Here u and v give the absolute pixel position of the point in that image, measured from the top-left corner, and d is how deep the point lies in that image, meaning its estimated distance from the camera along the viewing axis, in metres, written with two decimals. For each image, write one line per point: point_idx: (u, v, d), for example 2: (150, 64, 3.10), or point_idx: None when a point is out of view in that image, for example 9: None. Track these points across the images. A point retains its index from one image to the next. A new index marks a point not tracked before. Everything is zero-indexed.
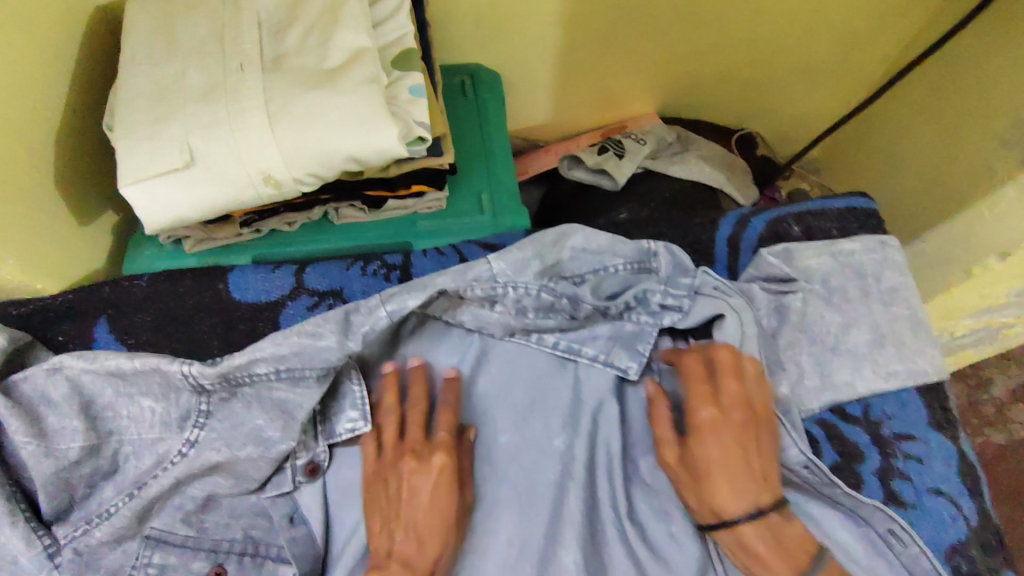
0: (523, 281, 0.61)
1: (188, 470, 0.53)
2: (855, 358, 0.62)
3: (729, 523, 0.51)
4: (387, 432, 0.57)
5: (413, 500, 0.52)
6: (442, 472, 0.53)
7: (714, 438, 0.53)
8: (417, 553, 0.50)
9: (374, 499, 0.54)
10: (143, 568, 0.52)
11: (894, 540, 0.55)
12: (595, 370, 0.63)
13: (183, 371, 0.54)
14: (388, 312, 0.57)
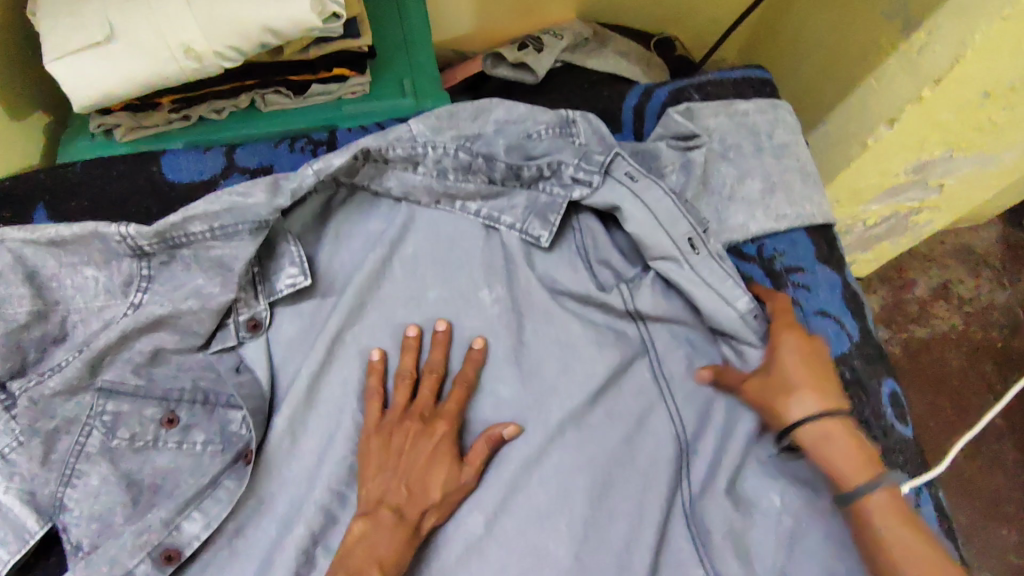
0: (442, 140, 0.64)
1: (134, 324, 0.56)
2: (748, 203, 0.69)
3: (812, 420, 0.56)
4: (399, 396, 0.60)
5: (417, 464, 0.57)
6: (443, 443, 0.58)
7: (792, 349, 0.60)
8: (408, 504, 0.55)
9: (373, 456, 0.57)
10: (99, 415, 0.56)
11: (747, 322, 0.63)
12: (514, 236, 0.66)
13: (121, 233, 0.56)
14: (315, 171, 0.59)
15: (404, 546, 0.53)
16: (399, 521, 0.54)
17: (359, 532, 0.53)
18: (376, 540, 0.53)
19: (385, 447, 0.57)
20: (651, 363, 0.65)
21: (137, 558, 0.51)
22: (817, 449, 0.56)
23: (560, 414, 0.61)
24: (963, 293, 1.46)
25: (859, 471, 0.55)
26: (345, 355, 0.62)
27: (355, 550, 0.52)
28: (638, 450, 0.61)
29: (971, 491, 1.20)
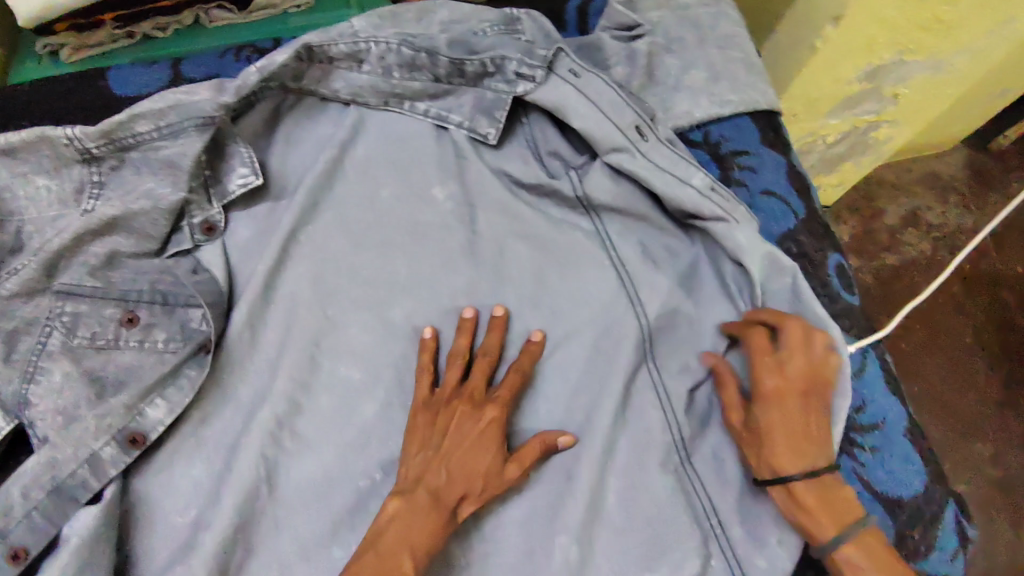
0: (384, 36, 0.64)
1: (86, 225, 0.57)
2: (693, 92, 0.70)
3: (785, 481, 0.55)
4: (450, 376, 0.58)
5: (455, 452, 0.54)
6: (492, 427, 0.56)
7: (776, 408, 0.55)
8: (445, 487, 0.53)
9: (416, 441, 0.56)
10: (58, 317, 0.56)
11: (718, 194, 0.63)
12: (462, 135, 0.67)
13: (68, 135, 0.57)
14: (258, 69, 0.60)
15: (437, 531, 0.51)
16: (434, 504, 0.52)
17: (391, 511, 0.52)
18: (410, 522, 0.51)
19: (427, 429, 0.56)
20: (603, 250, 0.65)
21: (102, 441, 0.52)
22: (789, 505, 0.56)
23: (514, 298, 0.63)
24: (932, 219, 1.48)
25: (829, 526, 0.54)
26: (301, 252, 0.63)
27: (388, 528, 0.51)
28: (596, 329, 0.63)
29: (943, 410, 1.28)
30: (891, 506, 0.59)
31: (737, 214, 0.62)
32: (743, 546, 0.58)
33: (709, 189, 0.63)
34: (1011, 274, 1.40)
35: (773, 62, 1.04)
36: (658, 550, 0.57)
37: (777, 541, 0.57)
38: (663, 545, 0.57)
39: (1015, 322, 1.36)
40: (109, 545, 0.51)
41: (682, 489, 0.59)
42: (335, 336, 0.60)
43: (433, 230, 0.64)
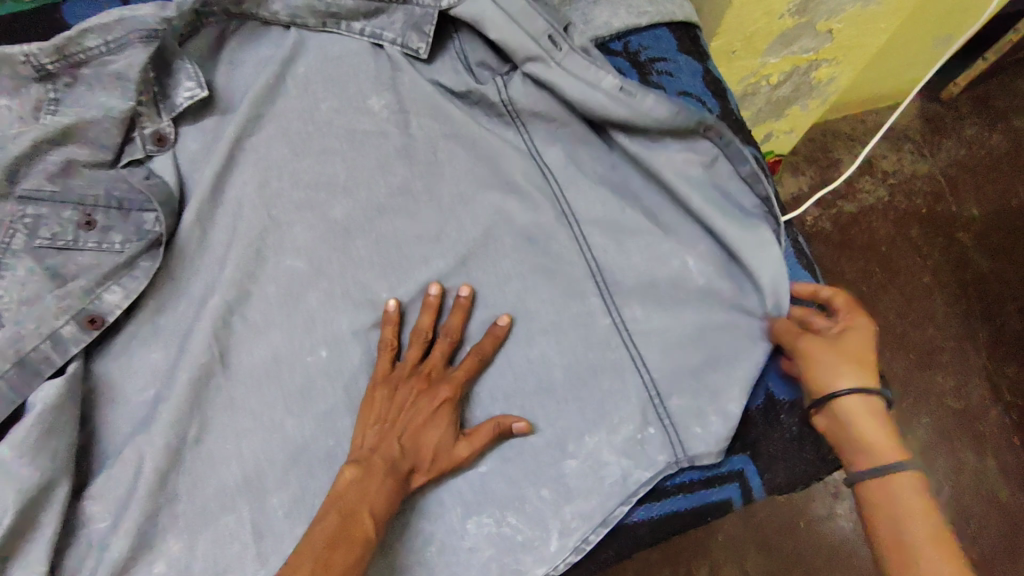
0: None
1: (41, 136, 0.61)
2: (612, 6, 0.76)
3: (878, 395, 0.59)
4: (408, 355, 0.61)
5: (404, 424, 0.58)
6: (446, 405, 0.59)
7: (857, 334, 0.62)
8: (400, 457, 0.56)
9: (370, 413, 0.59)
10: (20, 220, 0.61)
11: (619, 102, 0.65)
12: (396, 52, 0.72)
13: (24, 52, 0.61)
14: None
15: (389, 500, 0.54)
16: (390, 472, 0.55)
17: (348, 477, 0.55)
18: (366, 487, 0.54)
19: (382, 404, 0.59)
20: (530, 158, 0.69)
21: (63, 320, 0.57)
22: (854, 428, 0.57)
23: (449, 194, 0.67)
24: (886, 167, 1.45)
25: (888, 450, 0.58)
26: (246, 158, 0.67)
27: (346, 492, 0.54)
28: (529, 219, 0.66)
29: (902, 344, 1.31)
30: None
31: (637, 115, 0.65)
32: (680, 413, 0.60)
33: (611, 97, 0.65)
34: (967, 214, 1.42)
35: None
36: (595, 417, 0.61)
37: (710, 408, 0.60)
38: (599, 412, 0.61)
39: (972, 260, 1.38)
40: (72, 414, 0.56)
41: (618, 362, 0.62)
42: (282, 234, 0.65)
43: (370, 139, 0.69)
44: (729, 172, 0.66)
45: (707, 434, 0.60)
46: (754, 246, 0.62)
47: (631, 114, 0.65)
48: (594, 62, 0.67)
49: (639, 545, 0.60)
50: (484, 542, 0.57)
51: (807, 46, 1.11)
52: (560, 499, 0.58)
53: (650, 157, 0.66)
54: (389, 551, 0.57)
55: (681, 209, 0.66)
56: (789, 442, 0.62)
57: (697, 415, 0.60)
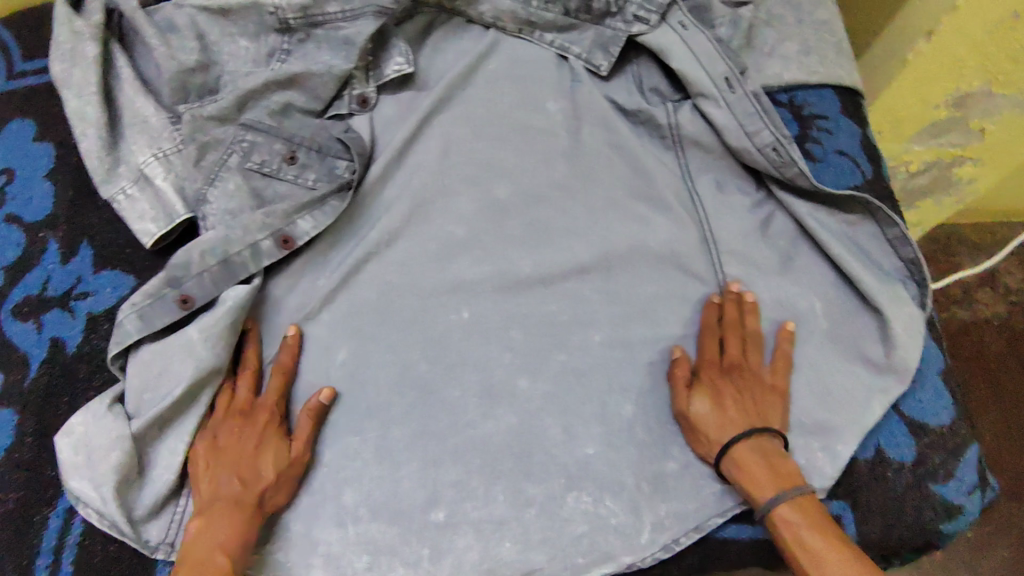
0: None
1: (270, 79, 0.71)
2: (786, 60, 0.80)
3: (732, 449, 0.59)
4: (731, 354, 0.64)
5: (747, 412, 0.61)
6: (267, 425, 0.60)
7: (714, 394, 0.62)
8: (244, 489, 0.57)
9: (747, 396, 0.62)
10: (239, 143, 0.70)
11: (774, 155, 0.69)
12: (579, 66, 0.78)
13: (274, 6, 0.72)
14: None
15: (242, 532, 0.56)
16: (236, 506, 0.56)
17: (195, 527, 0.56)
18: (215, 529, 0.55)
19: (761, 397, 0.62)
20: (682, 181, 0.73)
21: (265, 234, 0.66)
22: (734, 467, 0.59)
23: (603, 197, 0.72)
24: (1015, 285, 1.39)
25: (769, 488, 0.58)
26: (432, 132, 0.76)
27: (195, 544, 0.55)
28: (676, 237, 0.70)
29: (1003, 472, 1.23)
30: (914, 429, 0.64)
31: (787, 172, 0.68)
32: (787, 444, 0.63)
33: (767, 148, 0.69)
34: None
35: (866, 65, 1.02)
36: None
37: (817, 445, 0.62)
38: None
39: None
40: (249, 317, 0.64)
41: None
42: (448, 203, 0.72)
43: (540, 136, 0.75)
44: (873, 232, 0.68)
45: (810, 469, 0.62)
46: (889, 299, 0.65)
47: (790, 168, 0.68)
48: (764, 107, 0.70)
49: (723, 560, 0.62)
50: (580, 518, 0.60)
51: (954, 142, 1.03)
52: (659, 494, 0.61)
53: (800, 207, 0.69)
54: (492, 501, 0.60)
55: (817, 257, 0.69)
56: (887, 499, 0.62)
57: (803, 448, 0.62)
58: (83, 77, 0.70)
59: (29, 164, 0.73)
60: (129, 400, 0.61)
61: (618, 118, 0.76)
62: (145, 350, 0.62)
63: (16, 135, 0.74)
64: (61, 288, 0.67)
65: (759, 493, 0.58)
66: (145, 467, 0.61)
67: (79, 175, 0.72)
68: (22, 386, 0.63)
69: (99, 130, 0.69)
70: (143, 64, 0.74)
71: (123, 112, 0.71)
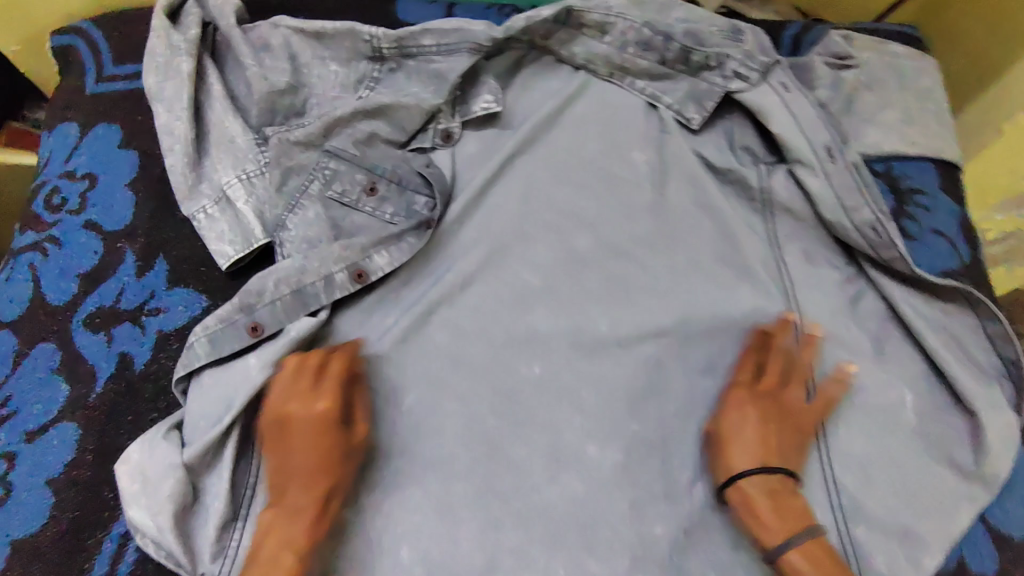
0: (630, 15, 0.74)
1: (359, 108, 0.71)
2: (886, 128, 0.76)
3: (738, 480, 0.58)
4: (767, 382, 0.63)
5: (765, 443, 0.60)
6: (326, 414, 0.58)
7: (740, 421, 0.61)
8: (308, 488, 0.56)
9: (773, 430, 0.60)
10: (322, 170, 0.69)
11: (875, 235, 0.65)
12: (668, 116, 0.75)
13: (370, 33, 0.72)
14: (527, 16, 0.72)
15: (313, 528, 0.55)
16: (303, 505, 0.55)
17: (265, 523, 0.55)
18: (284, 528, 0.54)
19: (787, 432, 0.61)
20: (770, 248, 0.70)
21: (340, 267, 0.64)
22: (744, 504, 0.58)
23: (685, 257, 0.69)
24: None
25: (778, 531, 0.56)
26: (514, 174, 0.74)
27: (266, 541, 0.54)
28: (761, 310, 0.67)
29: None
30: (999, 542, 0.61)
31: (886, 253, 0.65)
32: (865, 545, 0.59)
33: (866, 226, 0.66)
34: None
35: (973, 120, 0.94)
36: None
37: (899, 549, 0.59)
38: None
39: None
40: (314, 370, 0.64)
41: (809, 469, 0.62)
42: (525, 248, 0.70)
43: (625, 186, 0.73)
44: (972, 324, 0.66)
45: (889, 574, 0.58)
46: (984, 402, 0.62)
47: (893, 249, 0.64)
48: (863, 180, 0.67)
49: None
50: None
51: None
52: None
53: (894, 291, 0.67)
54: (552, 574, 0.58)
55: (907, 346, 0.67)
56: None
57: (883, 550, 0.59)
58: (175, 92, 0.70)
59: (112, 171, 0.73)
60: (186, 429, 0.59)
61: (707, 175, 0.73)
62: (209, 377, 0.61)
63: (101, 140, 0.75)
64: (134, 302, 0.67)
65: (765, 533, 0.56)
66: (198, 499, 0.57)
67: (162, 187, 0.73)
68: (89, 401, 0.63)
69: (185, 148, 0.69)
70: (232, 81, 0.74)
71: (210, 128, 0.71)
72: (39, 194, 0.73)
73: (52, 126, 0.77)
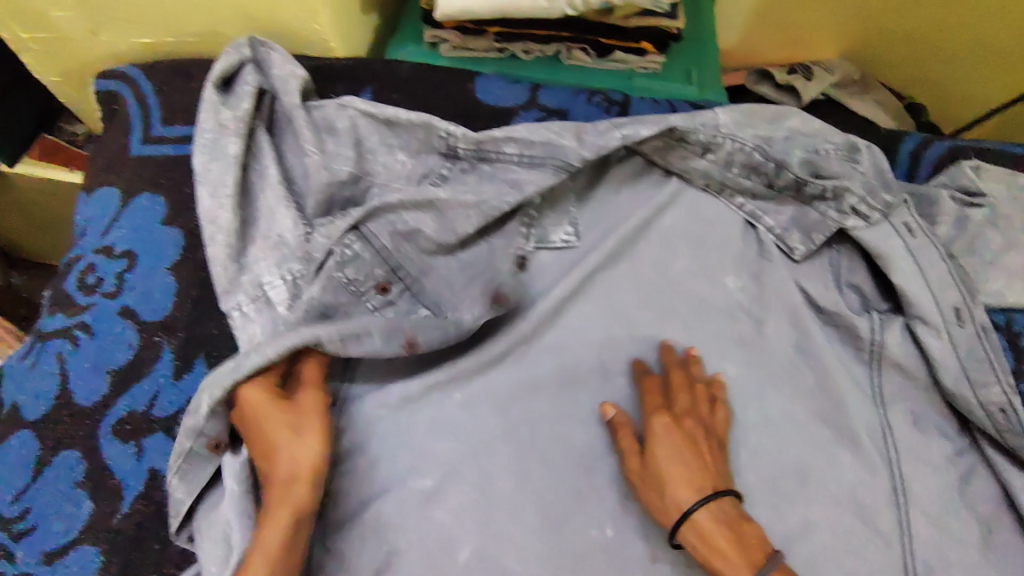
0: (743, 135, 0.66)
1: (406, 198, 0.63)
2: (1010, 275, 0.66)
3: (688, 514, 0.52)
4: (681, 403, 0.59)
5: (698, 463, 0.55)
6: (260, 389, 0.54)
7: (667, 444, 0.56)
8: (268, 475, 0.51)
9: (703, 449, 0.56)
10: (342, 249, 0.61)
11: (1001, 419, 0.59)
12: (767, 239, 0.68)
13: (448, 132, 0.66)
14: (622, 137, 0.65)
15: (280, 513, 0.50)
16: (270, 496, 0.51)
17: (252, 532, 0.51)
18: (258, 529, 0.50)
19: (714, 449, 0.57)
20: (874, 407, 0.63)
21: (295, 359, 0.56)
22: (700, 542, 0.52)
23: (779, 412, 0.62)
24: None
25: (740, 563, 0.50)
26: (592, 293, 0.67)
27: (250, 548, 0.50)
28: (860, 483, 0.60)
29: None
30: None
31: (1006, 433, 0.59)
32: None
33: (995, 408, 0.59)
34: None
35: None
36: None
37: None
38: None
39: None
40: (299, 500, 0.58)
41: None
42: (602, 384, 0.64)
43: (714, 318, 0.66)
44: None
45: None
46: None
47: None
48: (994, 352, 0.60)
49: None
50: None
51: None
52: None
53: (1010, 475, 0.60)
54: None
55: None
56: None
57: None
58: (220, 175, 0.64)
59: (152, 251, 0.66)
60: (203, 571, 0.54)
61: (806, 318, 0.65)
62: (201, 519, 0.56)
63: (142, 214, 0.68)
64: (168, 409, 0.61)
65: (725, 565, 0.51)
66: None
67: (207, 275, 0.66)
68: (113, 522, 0.57)
69: (227, 238, 0.62)
70: (286, 162, 0.67)
71: (259, 217, 0.65)
72: (72, 270, 0.67)
73: (92, 189, 0.71)
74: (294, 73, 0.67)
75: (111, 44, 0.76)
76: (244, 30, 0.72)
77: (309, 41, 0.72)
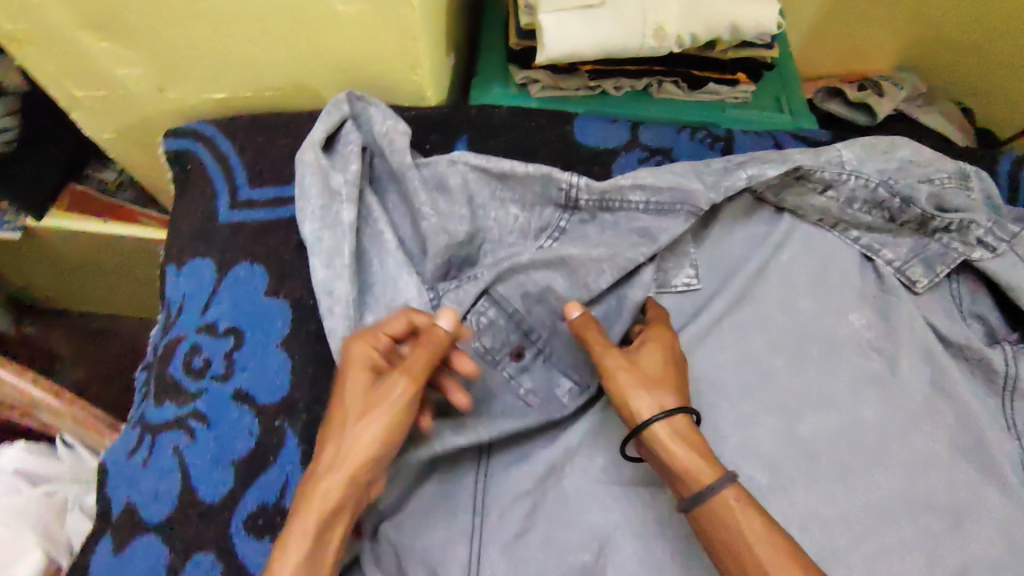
0: (867, 173, 0.66)
1: (537, 258, 0.60)
2: None
3: (673, 412, 0.50)
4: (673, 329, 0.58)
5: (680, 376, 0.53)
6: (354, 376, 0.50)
7: (660, 352, 0.54)
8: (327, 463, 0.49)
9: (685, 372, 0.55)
10: (478, 316, 0.60)
11: None
12: (886, 273, 0.68)
13: (570, 182, 0.63)
14: (748, 176, 0.63)
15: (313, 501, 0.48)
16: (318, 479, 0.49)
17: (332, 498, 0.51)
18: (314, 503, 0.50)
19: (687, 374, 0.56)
20: (1012, 439, 0.63)
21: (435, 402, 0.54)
22: (671, 445, 0.49)
23: (922, 453, 0.62)
24: None
25: (709, 469, 0.48)
26: (720, 339, 0.65)
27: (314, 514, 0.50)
28: (1011, 520, 0.59)
29: None
30: None
31: None
32: None
33: None
34: None
35: None
36: None
37: None
38: None
39: None
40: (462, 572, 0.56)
41: None
42: (745, 436, 0.62)
43: (844, 358, 0.65)
44: None
45: None
46: None
47: None
48: None
49: None
50: None
51: None
52: None
53: None
54: None
55: None
56: None
57: None
58: (335, 245, 0.59)
59: (260, 326, 0.62)
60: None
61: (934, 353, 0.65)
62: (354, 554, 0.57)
63: (242, 285, 0.64)
64: None
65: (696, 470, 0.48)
66: None
67: (323, 349, 0.62)
68: None
69: (346, 310, 0.58)
70: (398, 223, 0.64)
71: (376, 283, 0.61)
72: (173, 351, 0.63)
73: (180, 260, 0.67)
74: (397, 129, 0.64)
75: (181, 102, 0.71)
76: (333, 82, 0.68)
77: (402, 91, 0.68)
